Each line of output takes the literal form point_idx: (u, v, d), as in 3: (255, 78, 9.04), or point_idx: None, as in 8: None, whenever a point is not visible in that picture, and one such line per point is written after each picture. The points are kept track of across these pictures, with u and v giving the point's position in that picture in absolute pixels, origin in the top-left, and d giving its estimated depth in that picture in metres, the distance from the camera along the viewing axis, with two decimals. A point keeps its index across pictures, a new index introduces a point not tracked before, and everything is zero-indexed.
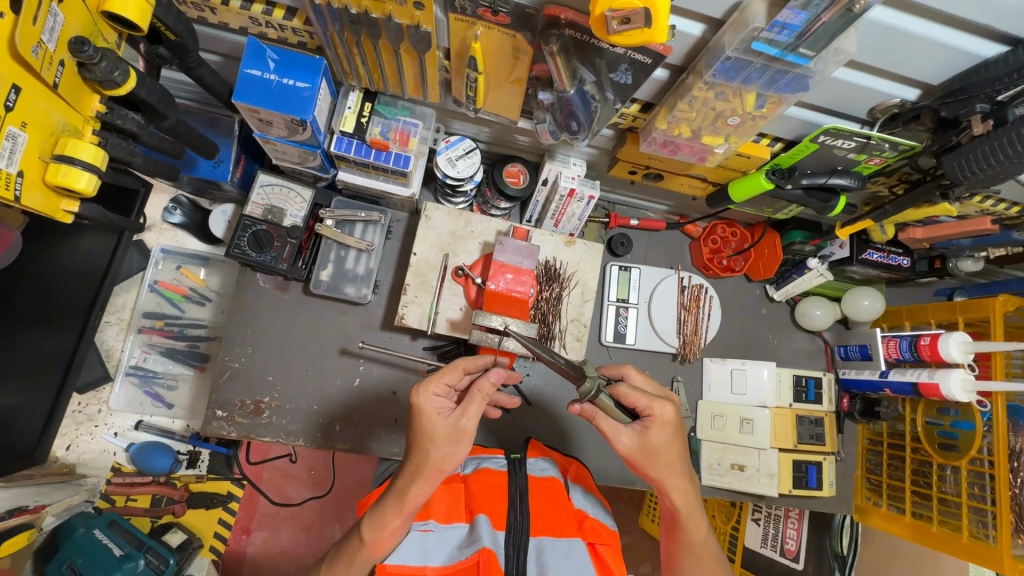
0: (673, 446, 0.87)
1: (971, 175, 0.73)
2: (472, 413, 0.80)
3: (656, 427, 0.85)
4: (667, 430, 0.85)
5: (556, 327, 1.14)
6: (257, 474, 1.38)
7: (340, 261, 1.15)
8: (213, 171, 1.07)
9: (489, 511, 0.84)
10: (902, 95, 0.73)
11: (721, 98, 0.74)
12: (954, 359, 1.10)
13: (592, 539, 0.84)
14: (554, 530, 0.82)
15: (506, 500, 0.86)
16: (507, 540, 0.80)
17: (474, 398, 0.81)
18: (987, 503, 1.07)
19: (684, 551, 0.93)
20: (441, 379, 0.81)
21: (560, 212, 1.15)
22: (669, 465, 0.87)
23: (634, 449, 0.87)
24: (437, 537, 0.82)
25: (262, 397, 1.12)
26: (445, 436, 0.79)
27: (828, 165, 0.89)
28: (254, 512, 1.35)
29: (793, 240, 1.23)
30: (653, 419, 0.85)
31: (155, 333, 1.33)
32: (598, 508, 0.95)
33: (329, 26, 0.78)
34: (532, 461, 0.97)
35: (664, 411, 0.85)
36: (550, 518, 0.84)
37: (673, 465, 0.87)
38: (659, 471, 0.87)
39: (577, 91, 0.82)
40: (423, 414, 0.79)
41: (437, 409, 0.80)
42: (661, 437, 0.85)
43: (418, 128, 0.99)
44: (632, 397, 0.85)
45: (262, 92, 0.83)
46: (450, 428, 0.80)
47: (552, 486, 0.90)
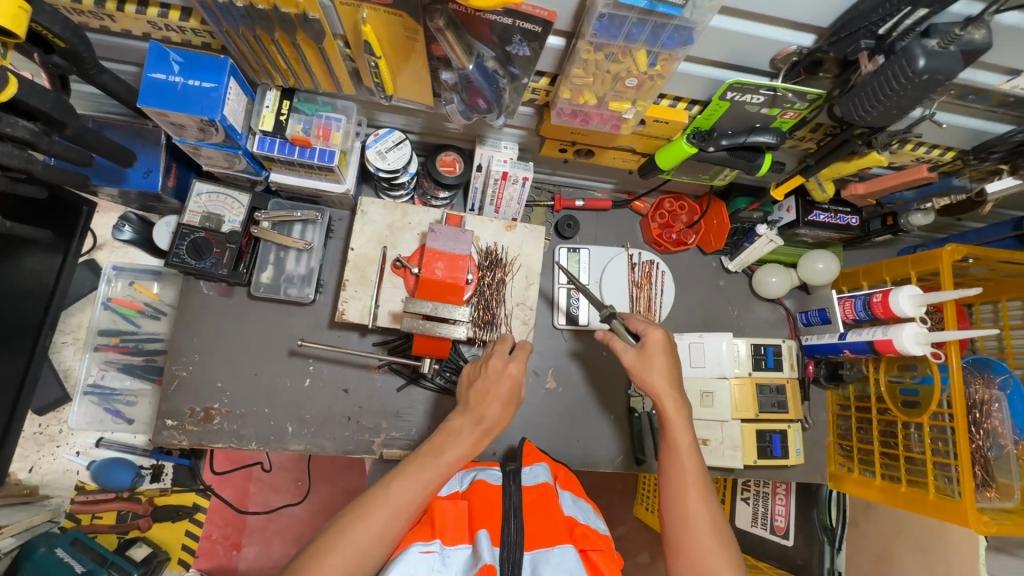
0: (673, 363, 1.00)
1: (863, 115, 0.70)
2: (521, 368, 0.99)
3: (656, 348, 1.00)
4: (663, 349, 1.00)
5: (501, 312, 1.14)
6: (244, 488, 1.43)
7: (280, 262, 1.15)
8: (144, 181, 1.05)
9: (487, 528, 0.83)
10: (799, 43, 0.73)
11: (613, 59, 0.73)
12: (906, 313, 1.08)
13: (583, 545, 0.80)
14: (542, 542, 0.80)
15: (499, 514, 0.85)
16: (502, 555, 0.78)
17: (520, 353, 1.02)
18: (951, 457, 1.04)
19: (688, 458, 0.92)
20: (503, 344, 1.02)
21: (498, 197, 1.16)
22: (666, 375, 0.98)
23: (635, 364, 1.00)
24: (443, 557, 0.78)
25: (212, 404, 1.12)
26: (507, 395, 0.96)
27: (746, 124, 0.89)
28: (243, 526, 1.40)
29: (737, 208, 1.22)
30: (650, 339, 1.01)
31: (111, 350, 1.30)
32: (590, 516, 0.92)
33: (224, 23, 0.79)
34: (528, 470, 0.98)
35: (659, 333, 1.01)
36: (543, 530, 0.83)
37: (670, 379, 0.98)
38: (657, 378, 0.98)
39: (478, 68, 0.82)
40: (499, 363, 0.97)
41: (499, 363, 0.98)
42: (661, 354, 0.99)
43: (340, 122, 1.00)
44: (634, 323, 1.05)
45: (168, 95, 0.84)
46: (514, 390, 0.97)
47: (543, 494, 0.90)
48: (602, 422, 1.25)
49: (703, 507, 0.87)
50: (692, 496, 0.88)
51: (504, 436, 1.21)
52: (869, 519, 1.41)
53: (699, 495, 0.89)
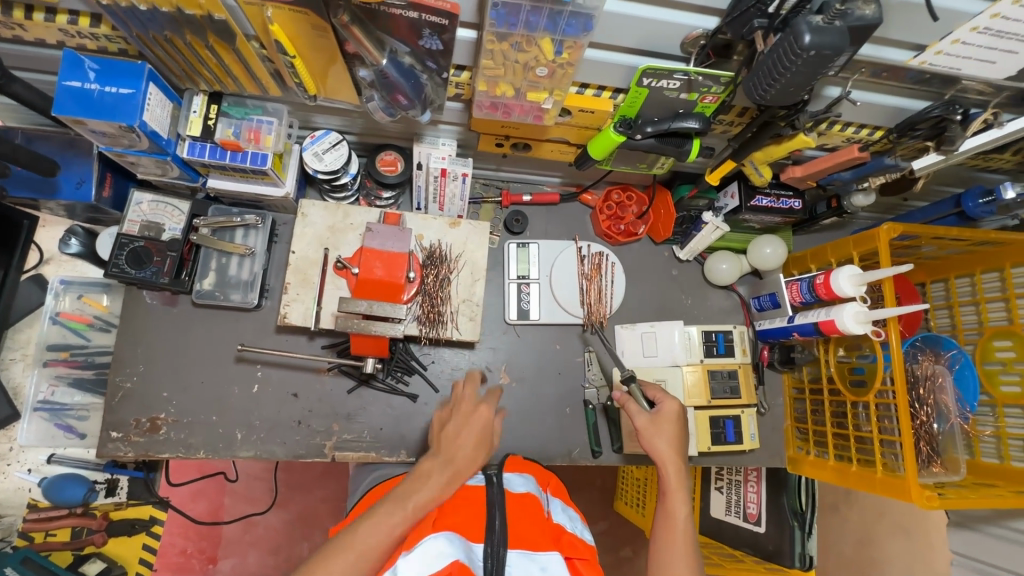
0: (682, 436, 1.03)
1: (762, 95, 0.71)
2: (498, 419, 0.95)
3: (668, 419, 1.03)
4: (676, 419, 1.04)
5: (447, 309, 1.13)
6: (218, 501, 1.55)
7: (223, 268, 1.14)
8: (76, 192, 1.04)
9: (466, 525, 0.75)
10: (704, 26, 0.73)
11: (519, 49, 0.73)
12: (847, 293, 1.09)
13: (568, 552, 0.79)
14: (531, 542, 0.75)
15: (483, 518, 0.77)
16: (485, 556, 0.72)
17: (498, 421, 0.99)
18: (896, 434, 1.05)
19: (682, 529, 0.92)
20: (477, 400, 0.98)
21: (440, 195, 1.16)
22: (675, 445, 1.01)
23: (646, 425, 1.03)
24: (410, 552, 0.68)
25: (158, 414, 1.11)
26: (479, 431, 0.91)
27: (670, 110, 0.90)
28: (220, 538, 1.53)
29: (681, 196, 1.23)
30: (665, 407, 1.05)
31: (60, 364, 1.28)
32: (576, 524, 0.89)
33: (134, 29, 0.78)
34: (509, 475, 0.91)
35: (674, 404, 1.05)
36: (527, 530, 0.77)
37: (676, 453, 1.01)
38: (665, 445, 1.01)
39: (394, 64, 0.82)
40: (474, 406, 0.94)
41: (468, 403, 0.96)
42: (672, 422, 1.03)
43: (271, 125, 1.00)
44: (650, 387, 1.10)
45: (84, 102, 0.83)
46: (485, 433, 0.91)
47: (529, 498, 0.84)
48: (557, 416, 1.25)
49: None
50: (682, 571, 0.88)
51: None
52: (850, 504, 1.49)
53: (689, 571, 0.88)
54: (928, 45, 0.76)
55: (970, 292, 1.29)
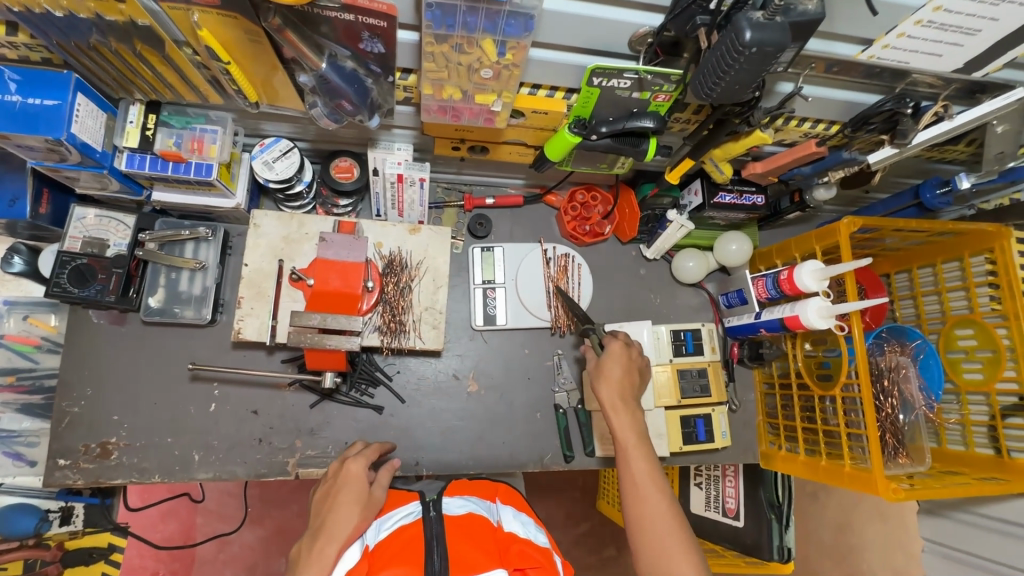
0: (628, 372, 1.05)
1: (710, 93, 0.70)
2: (381, 484, 0.96)
3: (615, 357, 1.05)
4: (619, 358, 1.06)
5: (409, 318, 1.11)
6: (190, 521, 1.52)
7: (173, 284, 1.10)
8: (8, 210, 0.98)
9: (403, 564, 0.77)
10: (651, 23, 0.72)
11: (460, 51, 0.70)
12: (810, 288, 1.09)
13: (518, 564, 0.79)
14: (470, 565, 0.77)
15: (423, 549, 0.80)
16: None
17: (382, 471, 0.99)
18: (862, 428, 1.05)
19: (641, 456, 0.94)
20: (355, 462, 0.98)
21: (399, 201, 1.13)
22: (619, 382, 1.03)
23: (591, 375, 1.06)
24: None
25: (109, 439, 1.06)
26: (359, 500, 0.90)
27: (624, 110, 0.88)
28: (193, 559, 1.49)
29: (645, 194, 1.22)
30: (608, 349, 1.07)
31: (5, 390, 1.22)
32: (531, 529, 0.89)
33: (54, 36, 0.74)
34: (448, 500, 0.92)
35: (618, 345, 1.07)
36: (467, 553, 0.79)
37: (626, 389, 1.02)
38: (607, 388, 1.02)
39: (335, 68, 0.78)
40: (349, 478, 0.94)
41: (351, 474, 0.95)
42: (613, 362, 1.05)
43: (216, 134, 0.96)
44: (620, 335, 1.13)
45: (5, 116, 0.78)
46: (368, 502, 0.91)
47: (470, 520, 0.86)
48: (528, 422, 1.22)
49: (662, 503, 0.89)
50: (650, 494, 0.90)
51: (427, 445, 1.18)
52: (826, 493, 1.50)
53: (657, 492, 0.90)
54: (875, 39, 0.76)
55: (934, 281, 1.30)
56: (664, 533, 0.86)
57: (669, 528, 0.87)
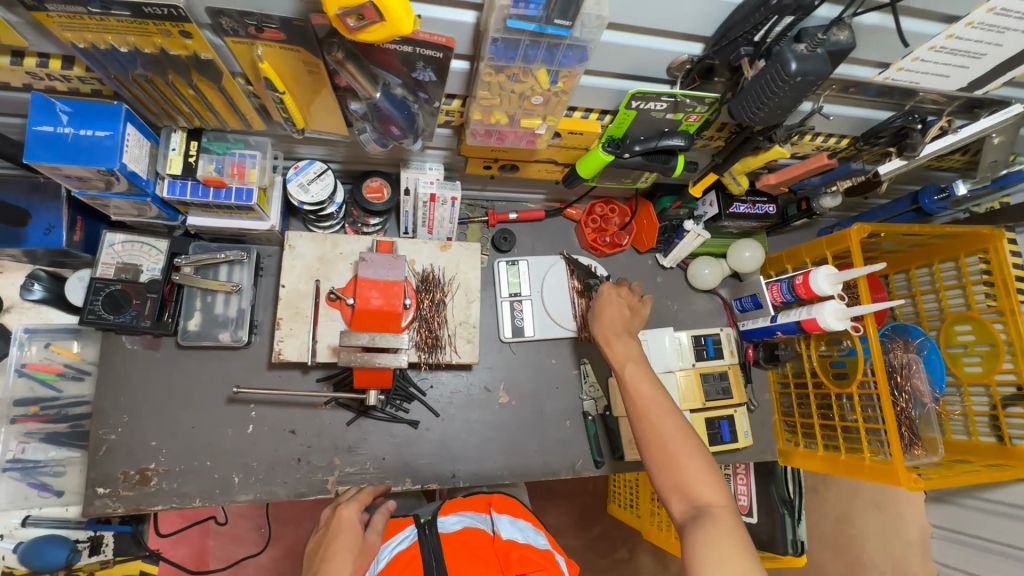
0: (621, 310, 1.12)
1: (754, 118, 0.75)
2: (376, 529, 0.99)
3: (609, 298, 1.12)
4: (611, 297, 1.13)
5: (445, 333, 1.13)
6: (202, 544, 1.47)
7: (208, 307, 1.10)
8: (45, 239, 0.98)
9: None
10: (689, 51, 0.77)
11: (515, 80, 0.74)
12: (825, 292, 1.15)
13: (522, 569, 0.82)
14: None
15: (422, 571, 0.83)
16: None
17: (377, 517, 1.03)
18: (879, 422, 1.11)
19: (642, 380, 1.00)
20: (351, 507, 1.02)
21: (429, 219, 1.16)
22: (611, 317, 1.11)
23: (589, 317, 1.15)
24: None
25: (148, 465, 1.06)
26: (353, 549, 0.94)
27: (656, 129, 0.93)
28: None
29: (664, 207, 1.27)
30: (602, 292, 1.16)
31: (29, 420, 1.21)
32: (528, 533, 0.93)
33: (112, 69, 0.75)
34: (444, 518, 0.95)
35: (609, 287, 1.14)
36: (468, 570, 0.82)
37: (620, 325, 1.10)
38: (600, 325, 1.10)
39: (386, 96, 0.81)
40: (342, 524, 0.98)
41: (347, 520, 0.99)
42: (606, 301, 1.13)
43: (254, 159, 0.98)
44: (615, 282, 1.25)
45: (57, 148, 0.79)
46: (360, 552, 0.95)
47: (466, 537, 0.89)
48: (558, 429, 1.26)
49: (667, 420, 0.94)
50: (655, 412, 0.95)
51: (461, 457, 1.20)
52: (828, 485, 1.60)
53: (661, 411, 0.95)
54: (892, 63, 0.82)
55: (931, 281, 1.38)
56: (672, 446, 0.90)
57: (674, 436, 0.92)
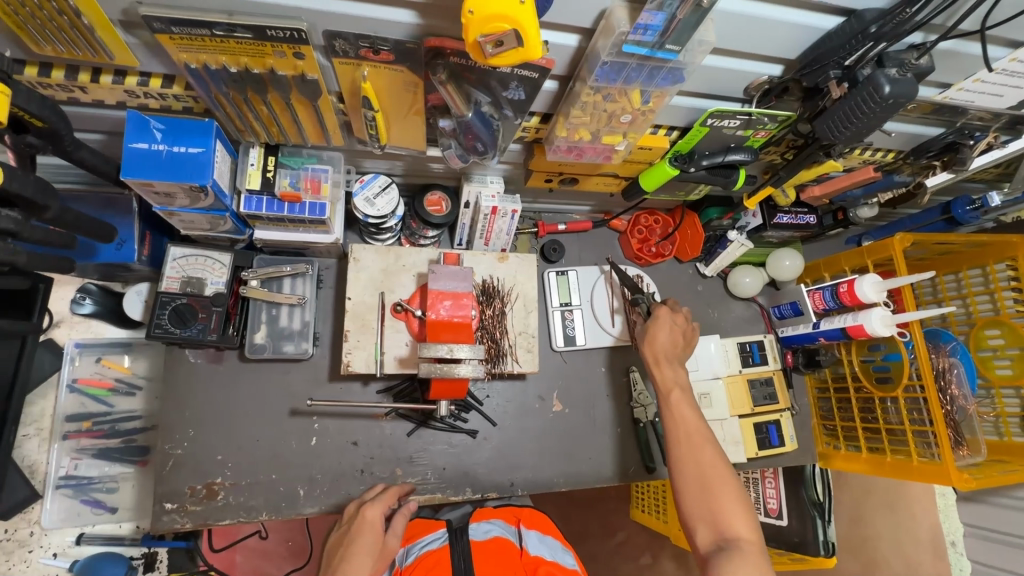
0: (673, 336, 1.11)
1: (840, 135, 0.80)
2: (396, 534, 0.99)
3: (663, 323, 1.12)
4: (665, 322, 1.12)
5: (505, 343, 1.15)
6: (230, 559, 1.34)
7: (273, 320, 1.11)
8: (117, 253, 0.99)
9: None
10: (770, 73, 0.80)
11: (609, 100, 0.78)
12: (871, 299, 1.19)
13: None
14: None
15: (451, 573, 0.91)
16: None
17: (398, 517, 1.01)
18: (926, 424, 1.15)
19: (687, 408, 1.01)
20: (376, 505, 1.00)
21: (487, 231, 1.17)
22: (663, 340, 1.10)
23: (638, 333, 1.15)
24: None
25: (214, 479, 1.05)
26: (374, 551, 0.94)
27: (722, 144, 0.96)
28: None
29: (710, 218, 1.30)
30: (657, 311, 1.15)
31: (82, 436, 1.20)
32: (556, 551, 1.00)
33: (212, 88, 0.76)
34: (475, 526, 1.03)
35: (666, 311, 1.13)
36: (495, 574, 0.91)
37: (671, 351, 1.10)
38: (651, 346, 1.10)
39: (475, 114, 0.83)
40: (365, 524, 0.96)
41: (370, 519, 0.97)
42: (659, 324, 1.12)
43: (328, 174, 0.98)
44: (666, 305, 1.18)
45: (152, 165, 0.80)
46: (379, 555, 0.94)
47: (494, 546, 0.96)
48: (611, 436, 1.28)
49: (708, 452, 0.94)
50: (696, 442, 0.96)
51: (518, 466, 1.22)
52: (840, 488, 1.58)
53: (703, 443, 0.96)
54: (954, 83, 0.86)
55: (958, 287, 1.44)
56: (710, 474, 0.91)
57: (713, 465, 0.93)
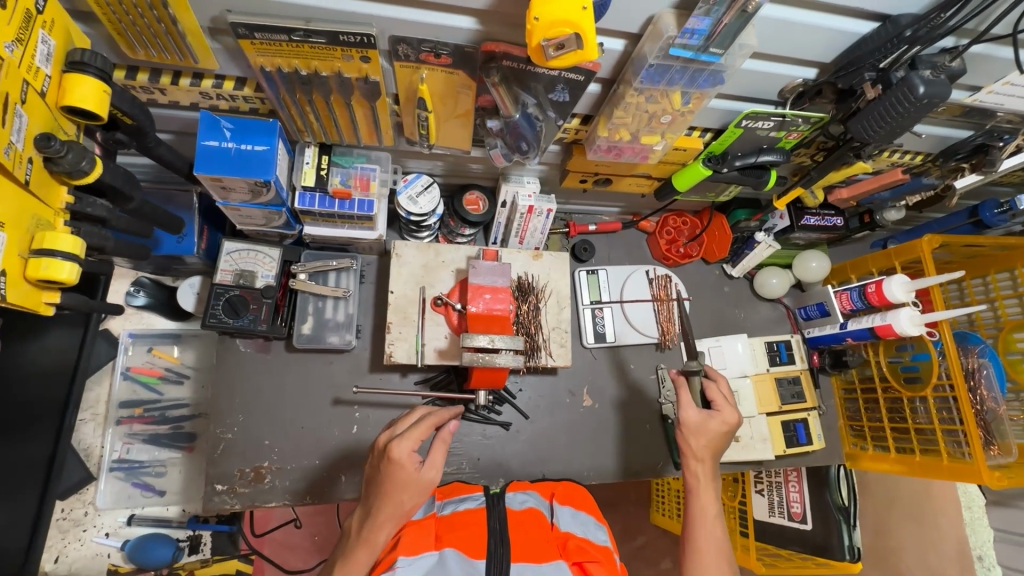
0: (725, 435, 0.98)
1: (873, 135, 0.83)
2: (436, 465, 0.82)
3: (722, 419, 0.97)
4: (723, 421, 0.97)
5: (540, 337, 1.19)
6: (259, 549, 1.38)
7: (319, 312, 1.16)
8: (178, 246, 1.06)
9: (463, 543, 0.80)
10: (804, 75, 0.84)
11: (651, 101, 0.82)
12: (899, 299, 1.21)
13: (578, 558, 0.80)
14: (535, 556, 0.79)
15: (485, 533, 0.82)
16: (488, 565, 0.76)
17: (435, 447, 0.84)
18: (956, 423, 1.16)
19: (717, 527, 0.91)
20: (408, 436, 0.81)
21: (523, 229, 1.22)
22: (716, 441, 0.97)
23: (693, 422, 0.98)
24: (405, 570, 0.73)
25: (262, 462, 1.10)
26: (413, 486, 0.78)
27: (755, 146, 1.00)
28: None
29: (738, 219, 1.34)
30: (722, 408, 0.99)
31: (135, 421, 1.26)
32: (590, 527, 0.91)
33: (281, 90, 0.81)
34: (511, 495, 0.96)
35: (733, 415, 0.98)
36: (532, 543, 0.82)
37: (715, 452, 0.97)
38: (702, 444, 0.97)
39: (521, 114, 0.88)
40: (396, 463, 0.79)
41: (402, 456, 0.79)
42: (718, 421, 0.97)
43: (377, 172, 1.04)
44: (718, 391, 1.01)
45: (221, 161, 0.86)
46: (419, 490, 0.79)
47: (530, 517, 0.89)
48: (639, 432, 1.30)
49: None
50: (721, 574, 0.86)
51: (550, 458, 1.25)
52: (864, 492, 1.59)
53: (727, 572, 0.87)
54: (983, 86, 0.89)
55: (985, 290, 1.44)
56: None
57: None
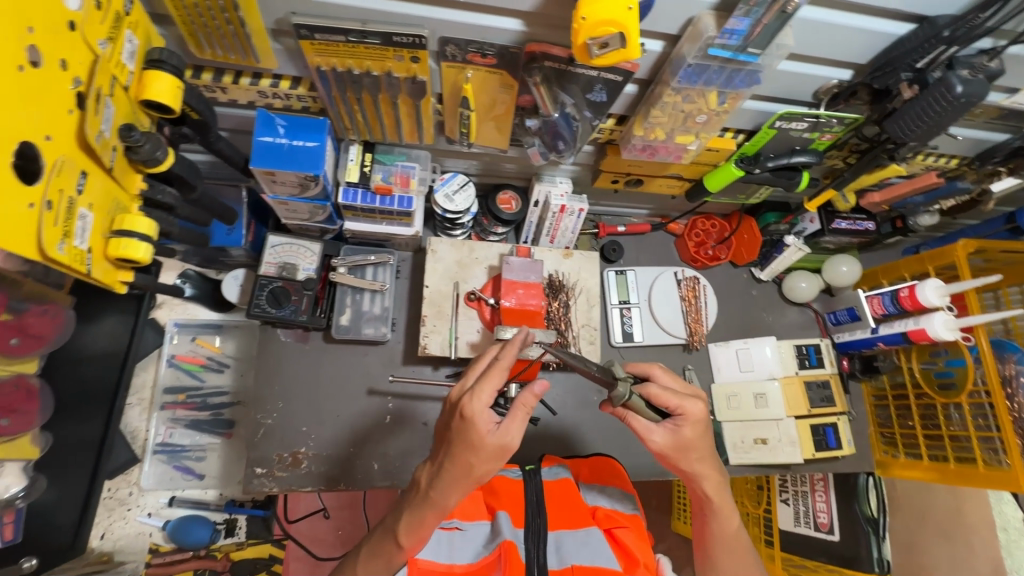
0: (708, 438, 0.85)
1: (912, 132, 0.84)
2: (516, 429, 0.73)
3: (694, 425, 0.83)
4: (699, 425, 0.83)
5: (570, 333, 1.21)
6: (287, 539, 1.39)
7: (357, 304, 1.20)
8: (228, 237, 1.13)
9: (509, 510, 0.86)
10: (839, 77, 0.86)
11: (688, 100, 0.85)
12: (933, 303, 1.19)
13: (608, 525, 0.86)
14: (570, 523, 0.84)
15: (524, 503, 0.87)
16: (527, 535, 0.81)
17: (514, 410, 0.74)
18: (992, 430, 1.14)
19: (732, 521, 0.90)
20: (484, 391, 0.73)
21: (554, 228, 1.24)
22: (703, 450, 0.85)
23: (667, 445, 0.84)
24: (463, 536, 0.84)
25: (299, 448, 1.14)
26: (489, 452, 0.72)
27: (787, 147, 1.01)
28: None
29: (768, 222, 1.35)
30: (688, 413, 0.83)
31: (177, 407, 1.32)
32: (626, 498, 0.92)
33: (333, 89, 0.86)
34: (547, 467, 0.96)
35: (698, 410, 0.83)
36: (569, 513, 0.85)
37: (702, 454, 0.85)
38: (692, 461, 0.85)
39: (560, 114, 0.91)
40: (469, 423, 0.72)
41: (479, 417, 0.72)
42: (699, 430, 0.83)
43: (416, 170, 1.08)
44: (665, 397, 0.83)
45: (275, 156, 0.91)
46: (492, 460, 0.73)
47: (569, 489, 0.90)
48: None
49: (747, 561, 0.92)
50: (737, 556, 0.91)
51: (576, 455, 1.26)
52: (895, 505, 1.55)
53: (743, 551, 0.92)
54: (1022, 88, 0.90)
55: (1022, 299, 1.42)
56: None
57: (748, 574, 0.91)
